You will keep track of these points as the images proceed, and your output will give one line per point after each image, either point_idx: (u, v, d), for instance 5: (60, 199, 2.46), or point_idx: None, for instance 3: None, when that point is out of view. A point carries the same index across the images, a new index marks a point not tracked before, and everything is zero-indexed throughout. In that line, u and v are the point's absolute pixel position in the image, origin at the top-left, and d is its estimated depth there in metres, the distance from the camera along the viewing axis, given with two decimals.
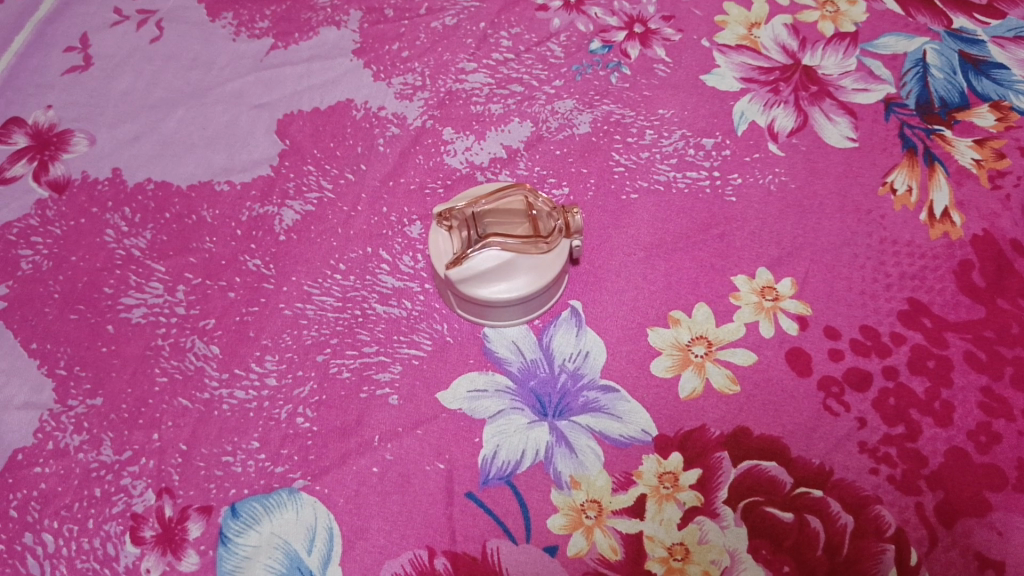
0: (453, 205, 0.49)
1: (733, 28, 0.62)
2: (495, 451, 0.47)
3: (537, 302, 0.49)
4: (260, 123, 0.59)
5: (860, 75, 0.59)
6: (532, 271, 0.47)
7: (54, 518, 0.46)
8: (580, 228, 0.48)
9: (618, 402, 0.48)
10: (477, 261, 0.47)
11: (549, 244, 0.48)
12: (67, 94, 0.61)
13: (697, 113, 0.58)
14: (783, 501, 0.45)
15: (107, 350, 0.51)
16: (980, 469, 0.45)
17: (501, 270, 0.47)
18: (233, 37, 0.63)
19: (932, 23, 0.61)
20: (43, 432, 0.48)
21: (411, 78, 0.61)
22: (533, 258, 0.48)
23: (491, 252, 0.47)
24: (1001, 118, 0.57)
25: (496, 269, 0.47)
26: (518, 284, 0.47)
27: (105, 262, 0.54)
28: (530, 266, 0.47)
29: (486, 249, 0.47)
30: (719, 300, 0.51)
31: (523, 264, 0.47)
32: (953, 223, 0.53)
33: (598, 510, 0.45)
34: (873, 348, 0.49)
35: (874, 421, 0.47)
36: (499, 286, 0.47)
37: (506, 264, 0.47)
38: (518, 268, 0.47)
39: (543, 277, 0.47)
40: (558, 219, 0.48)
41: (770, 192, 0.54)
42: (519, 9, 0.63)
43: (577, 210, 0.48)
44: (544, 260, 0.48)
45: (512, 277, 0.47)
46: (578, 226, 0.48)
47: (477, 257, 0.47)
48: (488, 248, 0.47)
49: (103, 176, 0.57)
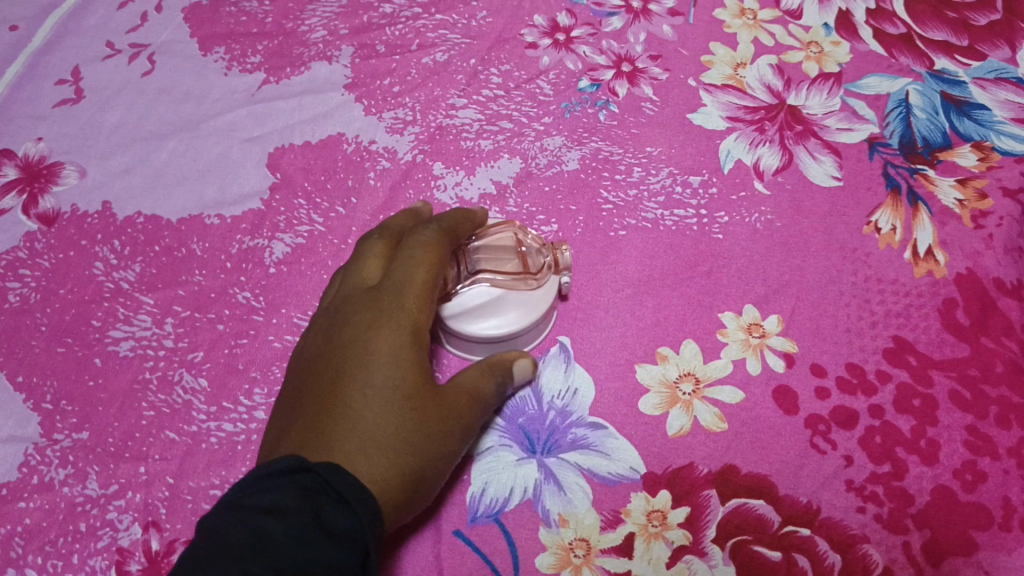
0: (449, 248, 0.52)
1: (719, 68, 0.62)
2: (483, 487, 0.47)
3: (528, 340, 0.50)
4: (250, 157, 0.60)
5: (845, 114, 0.60)
6: (520, 307, 0.49)
7: (37, 554, 0.47)
8: (569, 264, 0.50)
9: (606, 439, 0.48)
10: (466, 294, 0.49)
11: (537, 281, 0.49)
12: (59, 126, 0.62)
13: (684, 150, 0.58)
14: (771, 540, 0.45)
15: (94, 383, 0.52)
16: (966, 508, 0.46)
17: (490, 305, 0.49)
18: (224, 71, 0.64)
19: (914, 65, 0.62)
20: (27, 466, 0.49)
21: (402, 112, 0.61)
22: (522, 294, 0.49)
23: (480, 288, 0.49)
24: (983, 158, 0.57)
25: (485, 304, 0.49)
26: (507, 319, 0.48)
27: (93, 295, 0.55)
28: (518, 302, 0.49)
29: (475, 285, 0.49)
30: (706, 337, 0.51)
31: (511, 301, 0.49)
32: (937, 262, 0.53)
33: (586, 548, 0.45)
34: (859, 387, 0.49)
35: (861, 459, 0.47)
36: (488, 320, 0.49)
37: (495, 300, 0.49)
38: (507, 304, 0.49)
39: (531, 313, 0.48)
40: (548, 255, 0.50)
41: (756, 230, 0.55)
42: (509, 47, 0.64)
43: (565, 247, 0.50)
44: (532, 296, 0.49)
45: (501, 313, 0.49)
46: (567, 262, 0.49)
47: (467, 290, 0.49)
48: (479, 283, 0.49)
49: (93, 208, 0.58)
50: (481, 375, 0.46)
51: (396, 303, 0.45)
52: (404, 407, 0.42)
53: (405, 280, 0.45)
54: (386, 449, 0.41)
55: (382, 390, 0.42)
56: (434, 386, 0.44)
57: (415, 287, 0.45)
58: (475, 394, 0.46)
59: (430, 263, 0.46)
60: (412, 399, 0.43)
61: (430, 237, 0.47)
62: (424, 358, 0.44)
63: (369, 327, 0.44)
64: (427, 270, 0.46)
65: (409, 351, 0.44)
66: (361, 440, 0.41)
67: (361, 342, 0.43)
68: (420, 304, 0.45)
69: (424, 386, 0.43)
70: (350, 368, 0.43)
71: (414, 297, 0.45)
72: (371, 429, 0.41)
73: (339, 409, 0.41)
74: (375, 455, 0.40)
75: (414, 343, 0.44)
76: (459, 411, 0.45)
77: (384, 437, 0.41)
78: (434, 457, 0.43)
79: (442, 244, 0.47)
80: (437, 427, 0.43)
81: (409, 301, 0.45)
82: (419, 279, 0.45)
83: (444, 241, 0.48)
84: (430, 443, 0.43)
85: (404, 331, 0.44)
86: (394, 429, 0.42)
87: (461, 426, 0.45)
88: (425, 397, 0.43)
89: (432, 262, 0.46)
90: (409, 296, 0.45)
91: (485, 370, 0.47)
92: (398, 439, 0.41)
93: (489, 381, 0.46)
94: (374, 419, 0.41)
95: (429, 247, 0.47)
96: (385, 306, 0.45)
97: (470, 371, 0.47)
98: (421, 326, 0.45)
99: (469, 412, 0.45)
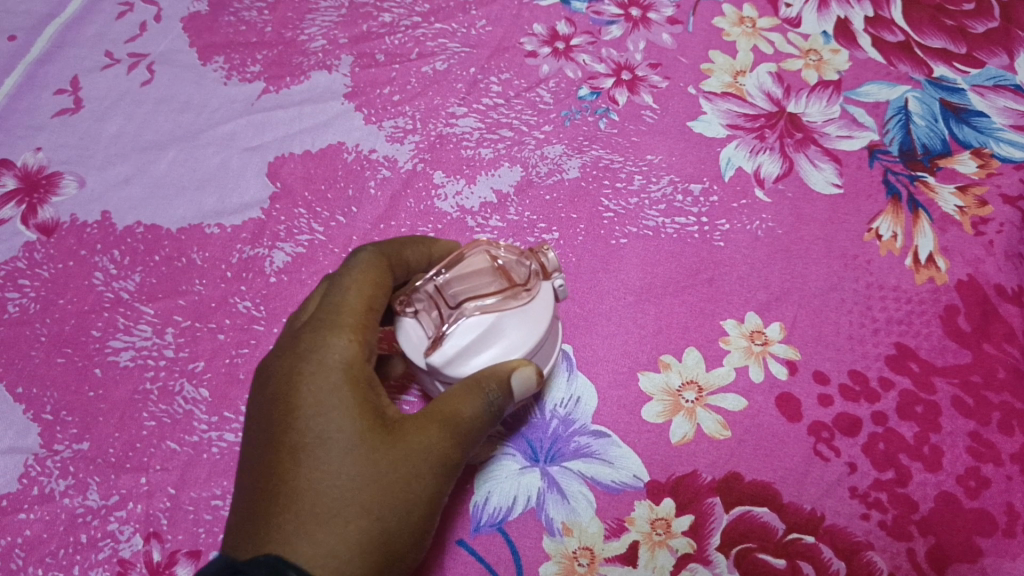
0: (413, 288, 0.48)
1: (719, 76, 0.62)
2: (486, 497, 0.47)
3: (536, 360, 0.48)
4: (250, 166, 0.60)
5: (844, 122, 0.60)
6: (521, 325, 0.46)
7: (38, 565, 0.47)
8: (555, 266, 0.49)
9: (610, 447, 0.48)
10: (457, 335, 0.46)
11: (529, 292, 0.47)
12: (57, 136, 0.61)
13: (685, 158, 0.58)
14: (775, 547, 0.46)
15: (94, 394, 0.52)
16: (970, 514, 0.46)
17: (487, 337, 0.46)
18: (224, 80, 0.64)
19: (914, 72, 0.62)
20: (27, 477, 0.49)
21: (402, 121, 0.61)
22: (520, 312, 0.47)
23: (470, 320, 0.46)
24: (982, 165, 0.57)
25: (483, 334, 0.46)
26: (513, 341, 0.46)
27: (93, 305, 0.55)
28: (518, 320, 0.46)
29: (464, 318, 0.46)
30: (708, 345, 0.51)
31: (509, 322, 0.46)
32: (938, 269, 0.53)
33: (590, 558, 0.46)
34: (862, 394, 0.49)
35: (865, 466, 0.47)
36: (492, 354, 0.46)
37: (492, 326, 0.46)
38: (506, 326, 0.46)
39: (535, 327, 0.46)
40: (532, 263, 0.49)
41: (757, 237, 0.55)
42: (509, 56, 0.64)
43: (547, 251, 0.49)
44: (530, 309, 0.47)
45: (503, 337, 0.46)
46: (553, 264, 0.49)
47: (458, 330, 0.46)
48: (467, 318, 0.46)
49: (92, 219, 0.58)
50: (468, 395, 0.44)
51: (325, 353, 0.45)
52: (345, 464, 0.43)
53: (332, 329, 0.45)
54: (332, 511, 0.42)
55: (318, 451, 0.43)
56: (381, 431, 0.44)
57: (346, 332, 0.45)
58: (443, 418, 0.44)
59: (359, 309, 0.46)
60: (354, 453, 0.43)
61: (357, 281, 0.47)
62: (368, 404, 0.44)
63: (300, 380, 0.44)
64: (354, 315, 0.46)
65: (345, 403, 0.44)
66: (304, 507, 0.42)
67: (292, 399, 0.44)
68: (352, 348, 0.45)
69: (367, 437, 0.43)
70: (285, 428, 0.44)
71: (347, 340, 0.45)
72: (314, 494, 0.42)
73: (280, 473, 0.43)
74: (318, 521, 0.42)
75: (352, 393, 0.44)
76: (417, 444, 0.44)
77: (327, 498, 0.42)
78: (389, 503, 0.43)
79: (373, 286, 0.47)
80: (386, 473, 0.43)
81: (337, 350, 0.45)
82: (347, 326, 0.46)
83: (376, 279, 0.48)
84: (383, 493, 0.43)
85: (337, 382, 0.44)
86: (339, 490, 0.42)
87: (427, 459, 0.44)
88: (371, 447, 0.43)
89: (363, 306, 0.47)
90: (335, 341, 0.45)
91: (475, 384, 0.44)
92: (344, 498, 0.42)
93: (471, 401, 0.44)
94: (314, 481, 0.42)
95: (358, 292, 0.47)
96: (308, 355, 0.45)
97: (452, 394, 0.44)
98: (360, 372, 0.45)
99: (438, 438, 0.44)
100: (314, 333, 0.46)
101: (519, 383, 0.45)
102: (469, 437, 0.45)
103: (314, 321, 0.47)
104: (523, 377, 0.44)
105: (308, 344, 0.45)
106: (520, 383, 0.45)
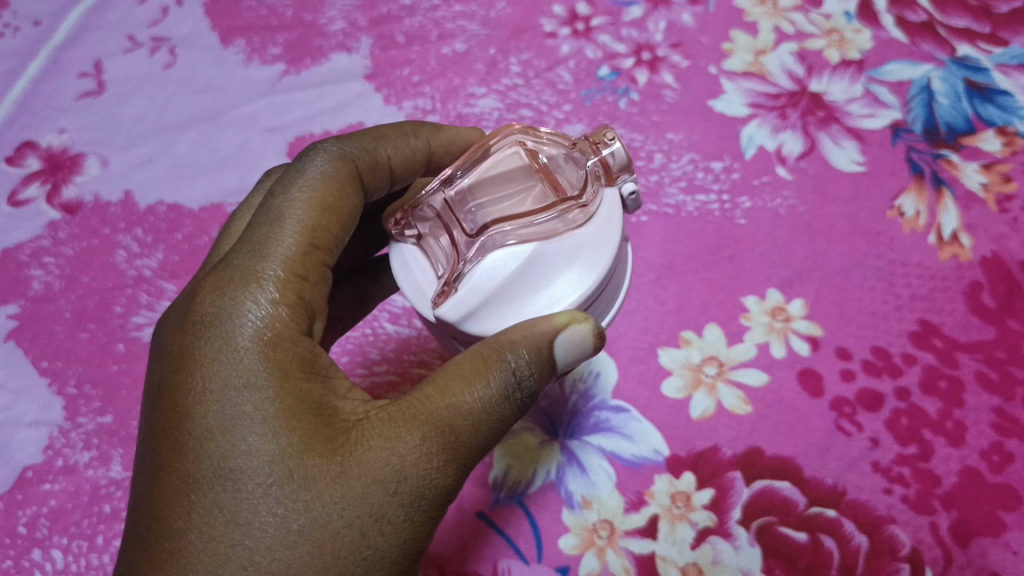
0: (413, 207, 0.40)
1: (740, 55, 0.61)
2: (505, 471, 0.48)
3: (602, 301, 0.39)
4: (270, 147, 0.60)
5: (867, 101, 0.58)
6: (578, 262, 0.37)
7: (63, 534, 0.48)
8: (624, 165, 0.39)
9: (629, 422, 0.49)
10: (481, 278, 0.37)
11: (587, 210, 0.38)
12: (81, 118, 0.62)
13: (706, 136, 0.58)
14: (796, 521, 0.45)
15: (117, 368, 0.53)
16: (994, 489, 0.45)
17: (524, 278, 0.37)
18: (245, 63, 0.63)
19: (937, 52, 0.59)
20: (52, 448, 0.50)
21: (422, 102, 0.61)
22: (571, 239, 0.37)
23: (496, 256, 0.37)
24: (1007, 143, 0.56)
25: (517, 273, 0.37)
26: (566, 284, 0.37)
27: (116, 282, 0.55)
28: (572, 253, 0.37)
29: (488, 253, 0.37)
30: (729, 321, 0.51)
31: (555, 255, 0.37)
32: (963, 245, 0.52)
33: (609, 530, 0.46)
34: (885, 369, 0.49)
35: (887, 441, 0.47)
36: (534, 302, 0.37)
37: (531, 262, 0.37)
38: (555, 263, 0.37)
39: (596, 262, 0.37)
40: (590, 158, 0.39)
41: (779, 214, 0.54)
42: (529, 37, 0.63)
43: (610, 134, 0.39)
44: (586, 237, 0.37)
45: (552, 278, 0.37)
46: (621, 162, 0.39)
47: (481, 269, 0.37)
48: (494, 249, 0.37)
49: (114, 198, 0.59)
50: (471, 383, 0.35)
51: (245, 329, 0.36)
52: (274, 494, 0.34)
53: (255, 289, 0.37)
54: (252, 561, 0.33)
55: (238, 472, 0.34)
56: (325, 441, 0.35)
57: (272, 296, 0.36)
58: (420, 421, 0.35)
59: (293, 258, 0.38)
60: (286, 475, 0.34)
61: (297, 217, 0.39)
62: (303, 401, 0.35)
63: (209, 366, 0.35)
64: (287, 270, 0.37)
65: (270, 407, 0.34)
66: (216, 554, 0.33)
67: (200, 397, 0.35)
68: (283, 321, 0.36)
69: (304, 454, 0.34)
70: (190, 439, 0.35)
71: (271, 308, 0.36)
72: (229, 531, 0.33)
73: (184, 501, 0.34)
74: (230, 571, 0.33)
75: (279, 392, 0.35)
76: (377, 461, 0.34)
77: (251, 540, 0.33)
78: (340, 541, 0.34)
79: (315, 214, 0.39)
80: (331, 502, 0.34)
81: (261, 325, 0.36)
82: (273, 289, 0.37)
83: (322, 206, 0.39)
84: (328, 530, 0.34)
85: (258, 373, 0.35)
86: (265, 530, 0.33)
87: (394, 480, 0.34)
88: (309, 466, 0.34)
89: (301, 253, 0.38)
90: (256, 307, 0.36)
91: (484, 361, 0.35)
92: (272, 539, 0.33)
93: (468, 393, 0.35)
94: (231, 519, 0.34)
95: (294, 234, 0.38)
96: (222, 328, 0.36)
97: (445, 381, 0.36)
98: (293, 357, 0.36)
99: (409, 451, 0.35)
100: (233, 293, 0.37)
101: (566, 343, 0.35)
102: (457, 445, 0.35)
103: (231, 271, 0.37)
104: (572, 337, 0.35)
105: (222, 309, 0.36)
106: (568, 344, 0.35)
